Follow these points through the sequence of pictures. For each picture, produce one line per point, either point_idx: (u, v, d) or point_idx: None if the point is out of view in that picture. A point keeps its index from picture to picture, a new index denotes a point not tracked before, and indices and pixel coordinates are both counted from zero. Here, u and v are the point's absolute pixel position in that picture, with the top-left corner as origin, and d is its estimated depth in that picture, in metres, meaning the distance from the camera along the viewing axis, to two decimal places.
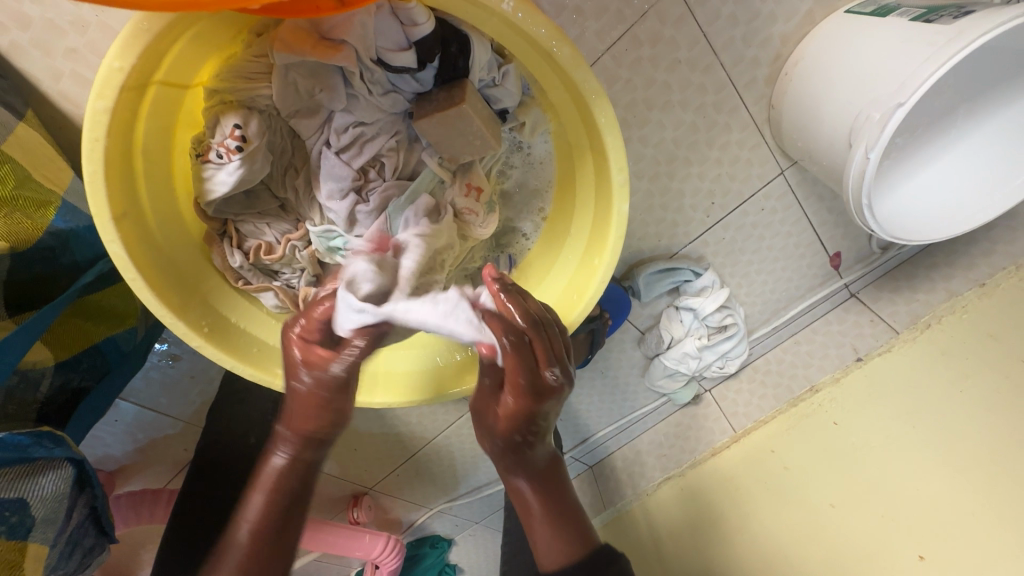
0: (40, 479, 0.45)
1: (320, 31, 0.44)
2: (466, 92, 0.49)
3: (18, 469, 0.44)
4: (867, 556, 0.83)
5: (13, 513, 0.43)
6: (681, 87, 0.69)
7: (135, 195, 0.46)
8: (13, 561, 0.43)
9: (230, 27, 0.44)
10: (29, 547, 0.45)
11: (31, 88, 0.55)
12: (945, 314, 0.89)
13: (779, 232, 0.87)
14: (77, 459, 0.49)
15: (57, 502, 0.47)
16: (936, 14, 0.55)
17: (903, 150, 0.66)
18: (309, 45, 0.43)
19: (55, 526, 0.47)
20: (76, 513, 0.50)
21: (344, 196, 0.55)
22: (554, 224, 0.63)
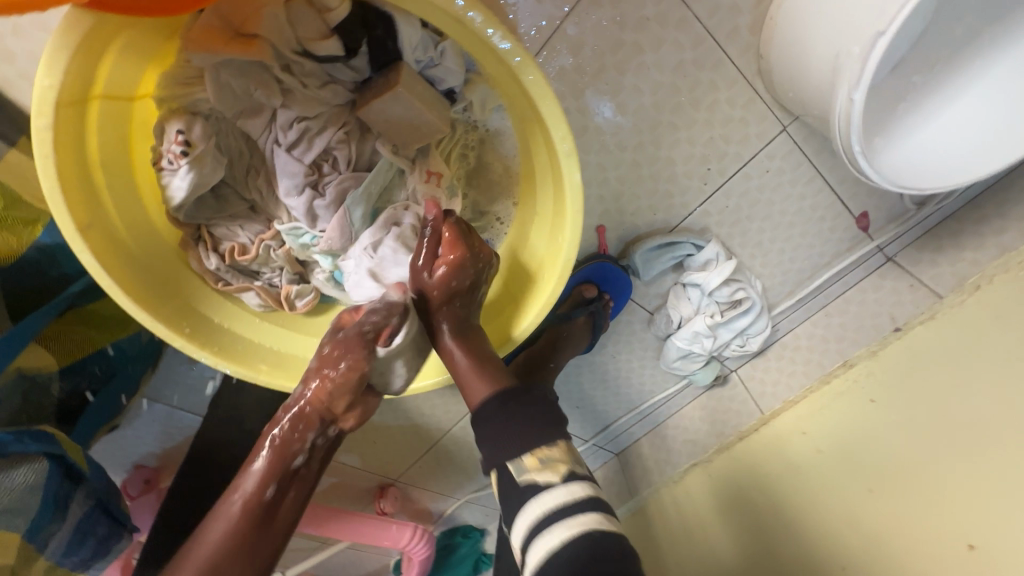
0: (13, 471, 0.48)
1: (235, 27, 0.44)
2: (401, 73, 0.49)
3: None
4: (906, 544, 0.74)
5: None
6: (653, 47, 0.64)
7: (99, 205, 0.49)
8: None
9: (157, 35, 0.46)
10: None
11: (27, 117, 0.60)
12: (998, 272, 0.78)
13: (791, 194, 0.80)
14: (56, 454, 0.52)
15: (28, 495, 0.49)
16: None
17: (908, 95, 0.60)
18: (223, 42, 0.43)
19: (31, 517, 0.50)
20: (73, 506, 0.54)
21: (301, 192, 0.56)
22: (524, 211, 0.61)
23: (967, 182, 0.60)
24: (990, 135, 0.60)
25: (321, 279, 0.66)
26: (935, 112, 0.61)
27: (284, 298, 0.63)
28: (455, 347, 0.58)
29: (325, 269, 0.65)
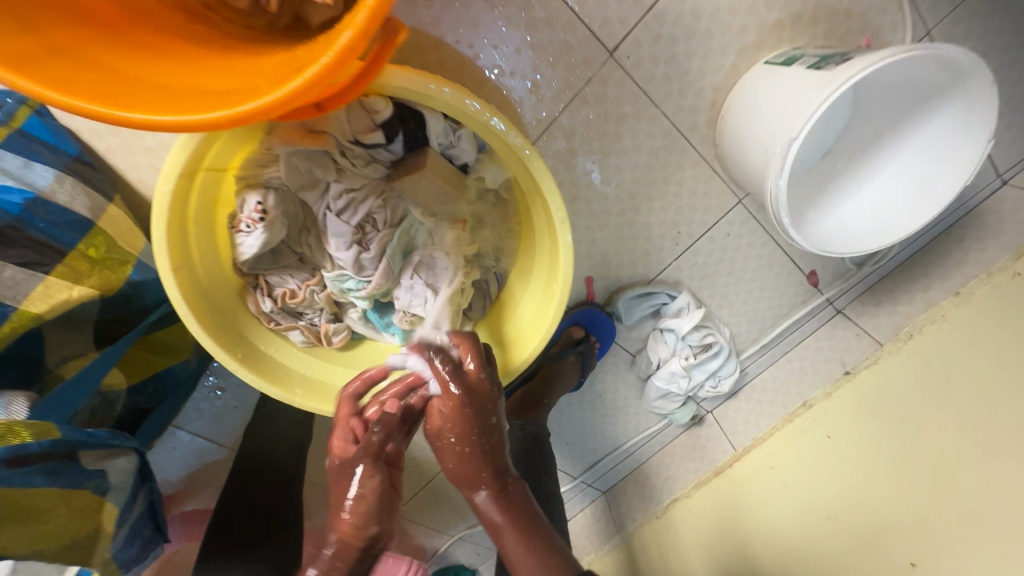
0: (115, 459, 0.59)
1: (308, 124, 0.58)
2: (427, 158, 0.62)
3: (102, 450, 0.57)
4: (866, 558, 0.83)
5: (98, 479, 0.56)
6: (631, 135, 0.80)
7: (189, 256, 0.62)
8: (96, 506, 0.55)
9: (244, 134, 0.59)
10: (105, 506, 0.57)
11: (120, 177, 0.74)
12: (925, 322, 0.93)
13: (749, 254, 0.95)
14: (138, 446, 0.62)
15: (123, 479, 0.60)
16: (826, 62, 0.64)
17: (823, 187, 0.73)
18: (300, 137, 0.58)
19: (123, 496, 0.60)
20: (137, 503, 0.63)
21: (350, 247, 0.69)
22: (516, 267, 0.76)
23: (914, 230, 0.69)
24: (926, 186, 0.69)
25: (355, 317, 0.78)
26: (866, 175, 0.72)
27: (324, 335, 0.76)
28: (496, 510, 0.64)
29: (358, 309, 0.78)
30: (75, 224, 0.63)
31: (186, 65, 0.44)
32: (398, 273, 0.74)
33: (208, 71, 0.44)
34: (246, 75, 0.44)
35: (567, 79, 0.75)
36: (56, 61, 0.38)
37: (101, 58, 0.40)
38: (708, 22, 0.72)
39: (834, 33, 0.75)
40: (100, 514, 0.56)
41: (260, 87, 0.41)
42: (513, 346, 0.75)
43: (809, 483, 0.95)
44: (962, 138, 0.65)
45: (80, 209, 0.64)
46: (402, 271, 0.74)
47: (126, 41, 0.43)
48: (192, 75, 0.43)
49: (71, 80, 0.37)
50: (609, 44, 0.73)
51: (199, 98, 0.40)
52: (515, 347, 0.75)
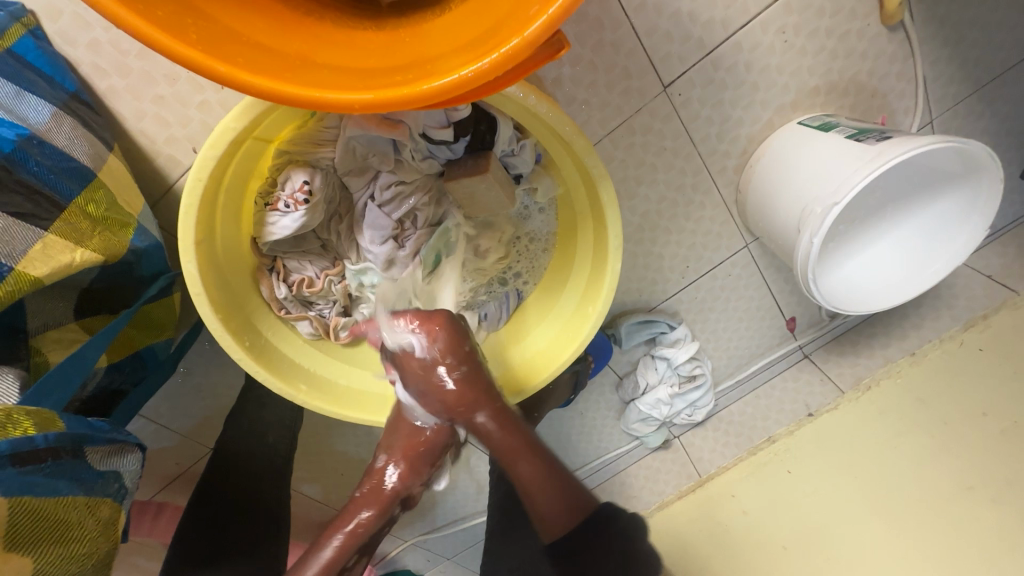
0: (124, 458, 0.51)
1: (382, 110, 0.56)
2: (491, 162, 0.59)
3: (110, 446, 0.50)
4: None
5: (113, 481, 0.49)
6: (664, 169, 0.82)
7: (212, 227, 0.56)
8: (112, 517, 0.48)
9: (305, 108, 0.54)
10: (120, 512, 0.50)
11: (118, 124, 0.64)
12: (882, 376, 1.03)
13: (743, 294, 0.99)
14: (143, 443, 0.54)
15: (135, 479, 0.52)
16: (865, 135, 0.70)
17: (842, 239, 0.76)
18: (374, 121, 0.55)
19: (131, 500, 0.52)
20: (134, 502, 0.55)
21: (384, 242, 0.66)
22: (540, 288, 0.75)
23: (914, 294, 0.75)
24: (927, 255, 0.75)
25: (365, 313, 0.73)
26: (879, 235, 0.77)
27: (332, 329, 0.70)
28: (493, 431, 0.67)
29: (372, 303, 0.73)
30: (73, 174, 0.54)
31: (290, 32, 0.40)
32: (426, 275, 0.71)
33: (313, 43, 0.40)
34: (357, 57, 0.40)
35: (619, 105, 0.75)
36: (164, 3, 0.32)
37: (204, 5, 0.35)
38: (756, 76, 0.76)
39: (858, 107, 0.81)
40: (119, 526, 0.49)
41: (385, 74, 0.37)
42: (518, 377, 0.72)
43: (771, 517, 1.02)
44: (967, 219, 0.73)
45: (80, 156, 0.55)
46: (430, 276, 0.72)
47: None
48: (298, 44, 0.39)
49: (181, 25, 0.32)
50: (665, 78, 0.73)
51: (317, 72, 0.36)
52: (523, 376, 0.72)
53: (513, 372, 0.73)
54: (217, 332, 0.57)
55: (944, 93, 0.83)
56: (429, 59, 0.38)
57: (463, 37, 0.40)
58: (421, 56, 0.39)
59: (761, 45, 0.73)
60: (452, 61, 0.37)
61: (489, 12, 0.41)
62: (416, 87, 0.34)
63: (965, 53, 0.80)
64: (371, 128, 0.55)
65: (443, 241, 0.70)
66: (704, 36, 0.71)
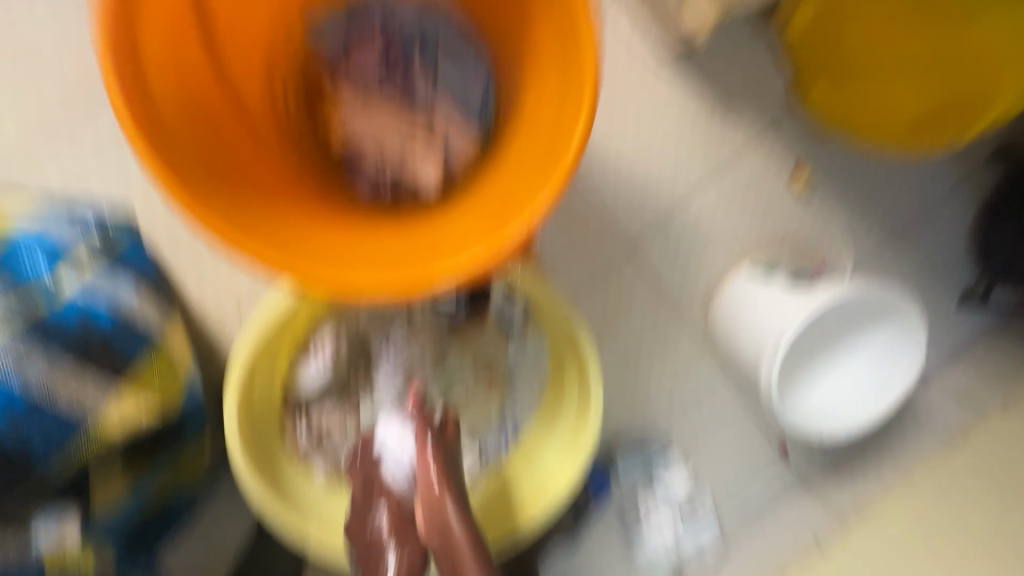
0: None
1: None
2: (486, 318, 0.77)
3: None
4: None
5: None
6: (638, 311, 0.95)
7: (256, 377, 0.68)
8: None
9: None
10: None
11: (183, 296, 0.79)
12: (884, 502, 1.03)
13: (733, 423, 1.04)
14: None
15: None
16: (793, 280, 0.85)
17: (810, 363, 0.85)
18: None
19: None
20: None
21: (396, 385, 0.76)
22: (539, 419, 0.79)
23: (873, 416, 0.84)
24: (879, 382, 0.84)
25: None
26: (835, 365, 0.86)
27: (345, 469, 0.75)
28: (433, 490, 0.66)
29: None
30: (142, 339, 0.67)
31: (337, 236, 0.57)
32: None
33: (354, 238, 0.57)
34: (384, 247, 0.57)
35: (592, 262, 0.90)
36: (260, 240, 0.49)
37: (285, 231, 0.53)
38: (704, 235, 0.92)
39: (798, 255, 0.96)
40: None
41: (402, 262, 0.54)
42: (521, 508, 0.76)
43: None
44: (908, 346, 0.83)
45: (153, 325, 0.69)
46: None
47: (296, 209, 0.57)
48: (343, 241, 0.56)
49: (268, 242, 0.50)
50: (627, 240, 0.90)
51: (353, 263, 0.53)
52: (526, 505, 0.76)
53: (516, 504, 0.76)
54: (241, 471, 0.67)
55: (869, 241, 0.99)
56: (436, 251, 0.54)
57: (459, 232, 0.56)
58: (429, 247, 0.56)
59: (703, 212, 0.91)
60: (452, 253, 0.53)
61: (478, 213, 0.57)
62: (423, 278, 0.50)
63: (875, 211, 0.97)
64: None
65: (447, 383, 0.79)
66: (654, 208, 0.89)
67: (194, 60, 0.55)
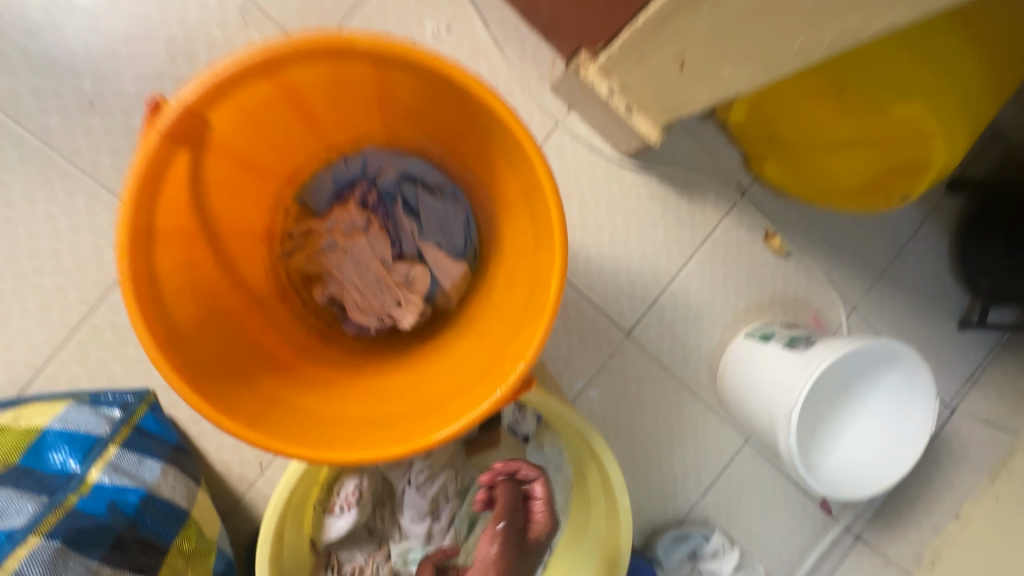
0: None
1: None
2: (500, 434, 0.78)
3: None
4: None
5: None
6: (649, 393, 0.96)
7: (281, 544, 0.66)
8: None
9: None
10: None
11: (204, 457, 0.81)
12: (941, 546, 0.99)
13: (765, 486, 1.03)
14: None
15: None
16: (795, 342, 0.85)
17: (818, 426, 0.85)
18: None
19: None
20: None
21: (422, 519, 0.75)
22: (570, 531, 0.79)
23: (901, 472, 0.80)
24: (900, 433, 0.81)
25: None
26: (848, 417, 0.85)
27: None
28: None
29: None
30: (174, 517, 0.67)
31: (348, 397, 0.58)
32: (464, 540, 0.78)
33: (364, 403, 0.57)
34: (394, 407, 0.57)
35: (595, 353, 0.93)
36: (276, 417, 0.50)
37: (299, 403, 0.54)
38: (696, 308, 0.96)
39: (789, 310, 1.00)
40: None
41: (416, 422, 0.53)
42: None
43: None
44: (914, 392, 0.80)
45: (179, 499, 0.70)
46: (467, 540, 0.78)
47: (304, 382, 0.57)
48: (355, 408, 0.56)
49: (287, 426, 0.49)
50: (625, 327, 0.93)
51: (370, 432, 0.52)
52: None
53: None
54: None
55: (854, 285, 1.02)
56: (445, 400, 0.55)
57: (463, 381, 0.57)
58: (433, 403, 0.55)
59: (690, 289, 0.95)
60: (463, 402, 0.53)
61: (479, 356, 0.59)
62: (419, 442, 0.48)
63: (853, 256, 1.01)
64: None
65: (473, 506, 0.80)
66: (644, 292, 0.93)
67: (202, 256, 0.54)
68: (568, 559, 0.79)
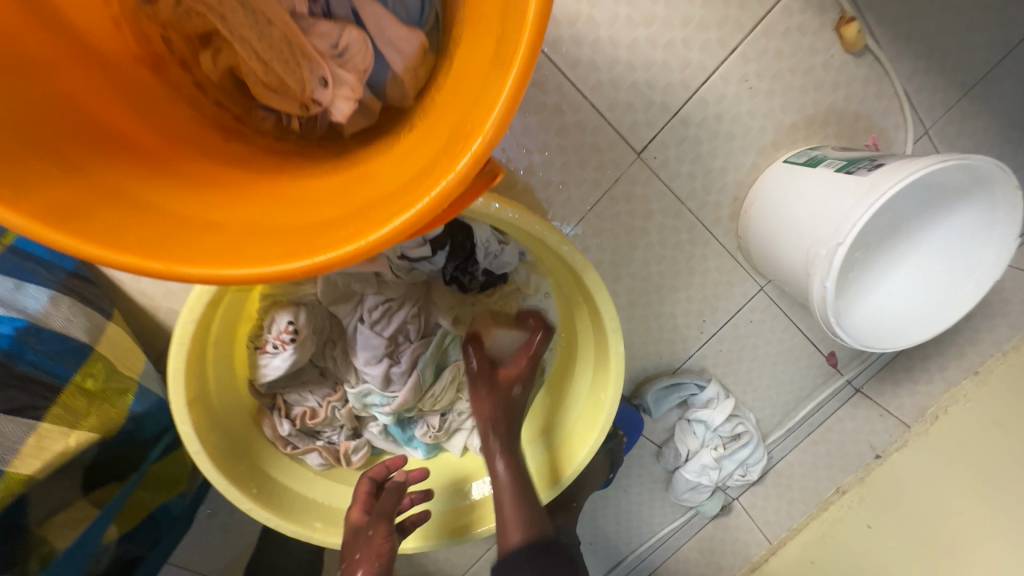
0: None
1: None
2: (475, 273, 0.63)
3: None
4: None
5: None
6: (657, 230, 0.80)
7: (204, 383, 0.56)
8: None
9: None
10: None
11: (117, 289, 0.67)
12: (948, 405, 0.94)
13: (771, 338, 0.93)
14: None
15: None
16: (856, 165, 0.66)
17: (867, 263, 0.70)
18: None
19: None
20: None
21: (380, 361, 0.64)
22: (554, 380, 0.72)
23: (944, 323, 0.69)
24: (956, 281, 0.69)
25: (375, 432, 0.71)
26: (902, 257, 0.70)
27: (343, 455, 0.68)
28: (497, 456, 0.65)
29: (380, 422, 0.71)
30: (70, 351, 0.55)
31: (240, 201, 0.41)
32: (431, 384, 0.69)
33: (267, 211, 0.40)
34: (303, 215, 0.39)
35: (596, 178, 0.74)
36: (104, 211, 0.33)
37: (154, 199, 0.37)
38: (729, 125, 0.75)
39: (844, 133, 0.79)
40: None
41: (331, 232, 0.36)
42: (543, 475, 0.69)
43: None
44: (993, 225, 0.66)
45: (77, 333, 0.57)
46: (434, 384, 0.69)
47: (176, 179, 0.40)
48: (251, 215, 0.39)
49: (118, 223, 0.33)
50: (636, 146, 0.73)
51: (263, 244, 0.35)
52: (549, 472, 0.69)
53: (539, 467, 0.70)
54: (217, 487, 0.56)
55: (932, 103, 0.80)
56: (372, 202, 0.38)
57: (400, 179, 0.39)
58: (361, 209, 0.38)
59: (726, 96, 0.73)
60: (392, 203, 0.36)
61: (430, 144, 0.40)
62: (313, 252, 0.32)
63: (943, 59, 0.77)
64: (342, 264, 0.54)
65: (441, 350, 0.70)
66: (666, 99, 0.71)
67: None
68: (549, 405, 0.72)
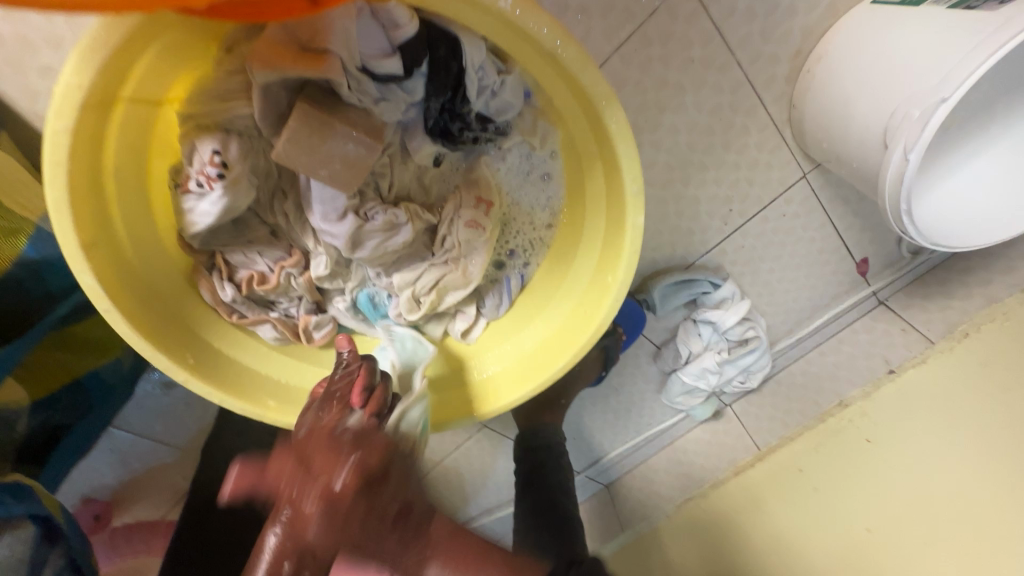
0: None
1: (301, 43, 0.42)
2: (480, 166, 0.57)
3: None
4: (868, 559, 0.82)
5: None
6: (695, 88, 0.64)
7: (109, 224, 0.44)
8: None
9: (192, 46, 0.43)
10: None
11: (8, 109, 0.52)
12: (984, 321, 0.83)
13: (803, 237, 0.81)
14: (43, 515, 0.48)
15: (20, 560, 0.46)
16: (978, 1, 0.50)
17: (958, 143, 0.58)
18: (291, 58, 0.41)
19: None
20: (51, 562, 0.49)
21: (342, 217, 0.52)
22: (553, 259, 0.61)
23: (1016, 234, 0.59)
24: None
25: (341, 308, 0.61)
26: (992, 142, 0.58)
27: (302, 330, 0.58)
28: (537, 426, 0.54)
29: (347, 295, 0.61)
30: None
31: None
32: (421, 264, 0.60)
33: None
34: None
35: (628, 5, 0.56)
36: None
37: None
38: None
39: None
40: None
41: None
42: (529, 367, 0.58)
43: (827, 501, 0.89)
44: None
45: None
46: (425, 265, 0.60)
47: None
48: None
49: None
50: None
51: None
52: (534, 366, 0.58)
53: (527, 358, 0.60)
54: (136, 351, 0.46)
55: None
56: None
57: None
58: None
59: None
60: None
61: None
62: None
63: None
64: (289, 69, 0.41)
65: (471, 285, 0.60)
66: None
67: None
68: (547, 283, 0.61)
